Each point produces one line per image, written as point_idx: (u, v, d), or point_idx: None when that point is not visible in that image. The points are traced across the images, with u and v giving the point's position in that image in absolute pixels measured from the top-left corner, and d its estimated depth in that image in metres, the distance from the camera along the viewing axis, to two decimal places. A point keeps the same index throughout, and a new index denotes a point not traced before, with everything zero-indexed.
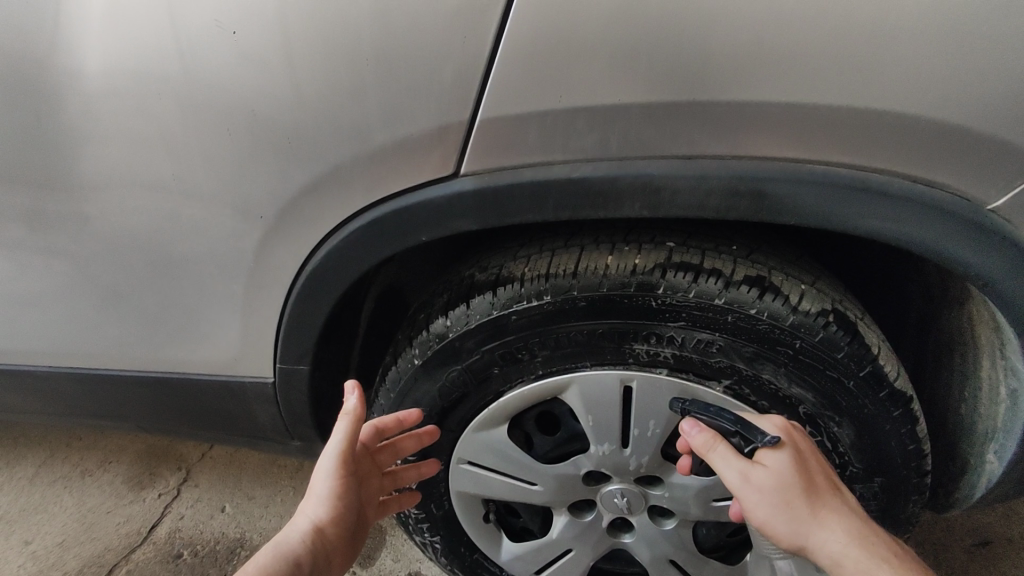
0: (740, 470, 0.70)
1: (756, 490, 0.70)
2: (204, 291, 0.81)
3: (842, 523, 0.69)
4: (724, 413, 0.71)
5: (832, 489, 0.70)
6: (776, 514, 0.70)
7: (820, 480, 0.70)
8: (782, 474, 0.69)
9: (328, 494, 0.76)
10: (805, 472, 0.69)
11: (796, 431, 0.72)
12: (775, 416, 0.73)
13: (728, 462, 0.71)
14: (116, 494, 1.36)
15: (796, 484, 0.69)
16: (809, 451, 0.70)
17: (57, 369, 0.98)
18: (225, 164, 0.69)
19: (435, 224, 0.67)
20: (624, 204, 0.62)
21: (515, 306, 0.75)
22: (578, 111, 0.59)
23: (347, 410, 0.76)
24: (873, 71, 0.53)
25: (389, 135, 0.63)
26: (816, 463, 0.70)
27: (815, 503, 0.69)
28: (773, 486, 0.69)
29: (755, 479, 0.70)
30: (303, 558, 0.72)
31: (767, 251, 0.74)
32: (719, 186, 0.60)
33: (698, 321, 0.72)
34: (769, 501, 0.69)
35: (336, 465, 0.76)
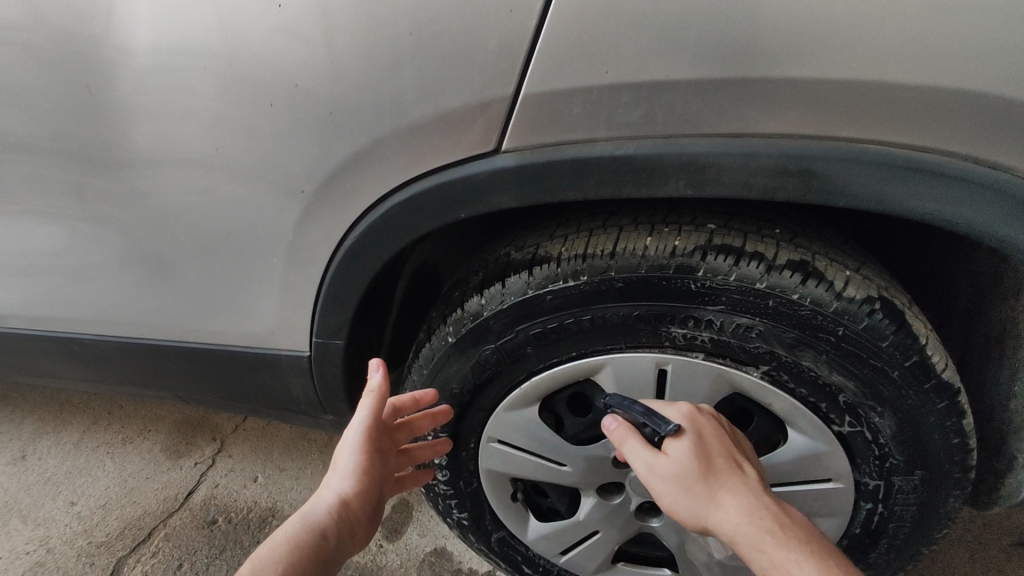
0: (645, 459, 0.70)
1: (659, 479, 0.69)
2: (244, 264, 0.82)
3: (739, 503, 0.67)
4: (635, 405, 0.73)
5: (735, 471, 0.69)
6: (677, 500, 0.69)
7: (721, 464, 0.69)
8: (682, 461, 0.69)
9: (354, 468, 0.79)
10: (706, 458, 0.69)
11: (703, 418, 0.72)
12: (683, 404, 0.73)
13: (635, 451, 0.71)
14: (155, 461, 1.41)
15: (696, 469, 0.69)
16: (712, 436, 0.70)
17: (103, 338, 1.01)
18: (266, 137, 0.70)
19: (473, 200, 0.66)
20: (666, 183, 0.61)
21: (551, 286, 0.75)
22: (625, 85, 0.57)
23: (370, 387, 0.78)
24: (940, 46, 0.51)
25: (430, 109, 0.63)
26: (719, 448, 0.70)
27: (713, 485, 0.68)
28: (672, 474, 0.69)
29: (659, 468, 0.69)
30: (328, 530, 0.73)
31: (812, 235, 0.72)
32: (769, 165, 0.58)
33: (738, 305, 0.71)
34: (671, 489, 0.69)
35: (361, 440, 0.79)
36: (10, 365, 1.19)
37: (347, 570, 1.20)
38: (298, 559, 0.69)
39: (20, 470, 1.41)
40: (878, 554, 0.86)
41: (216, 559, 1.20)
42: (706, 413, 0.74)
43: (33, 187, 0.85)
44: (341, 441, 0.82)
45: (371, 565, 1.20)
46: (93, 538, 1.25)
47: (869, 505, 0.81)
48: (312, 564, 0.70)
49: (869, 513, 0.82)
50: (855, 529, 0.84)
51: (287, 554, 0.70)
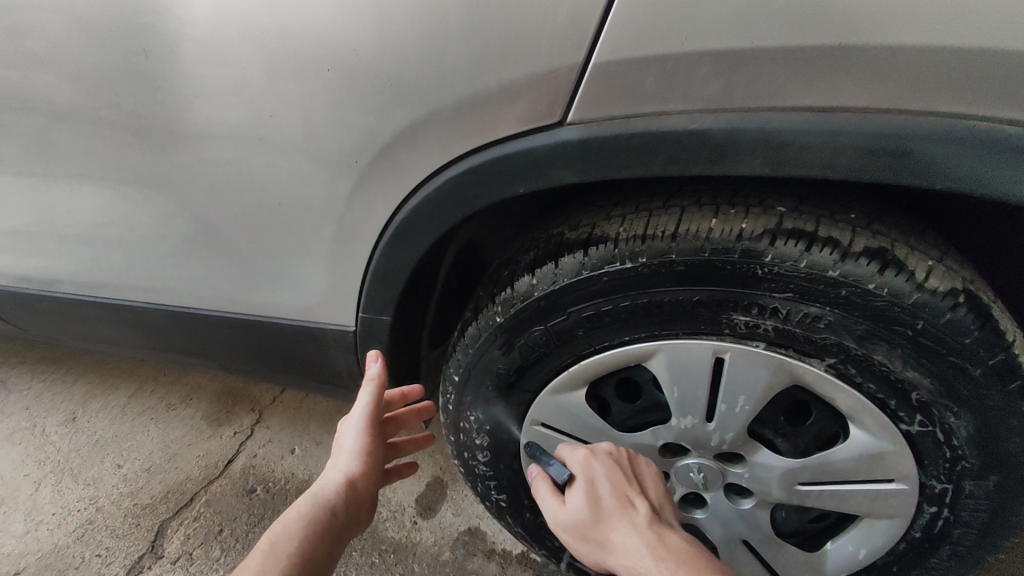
0: (552, 508, 0.83)
1: (565, 526, 0.82)
2: (293, 236, 0.81)
3: (625, 543, 0.75)
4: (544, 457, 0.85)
5: (624, 510, 0.77)
6: (582, 542, 0.81)
7: (610, 505, 0.78)
8: (577, 510, 0.80)
9: (360, 449, 0.79)
10: (596, 504, 0.79)
11: (597, 462, 0.81)
12: (581, 449, 0.83)
13: (545, 499, 0.84)
14: (197, 428, 1.44)
15: (587, 514, 0.79)
16: (602, 480, 0.79)
17: (152, 305, 1.02)
18: (321, 105, 0.68)
19: (533, 174, 0.64)
20: (742, 160, 0.57)
21: (607, 267, 0.72)
22: (705, 54, 0.53)
23: (370, 376, 0.81)
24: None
25: (492, 78, 0.60)
26: (607, 491, 0.78)
27: (604, 528, 0.78)
28: (571, 521, 0.81)
29: (563, 516, 0.82)
30: (338, 507, 0.72)
31: (891, 222, 0.68)
32: (854, 143, 0.53)
33: (807, 294, 0.67)
34: (577, 533, 0.81)
35: (366, 423, 0.81)
36: (63, 330, 1.22)
37: (381, 545, 1.20)
38: (310, 533, 0.68)
39: (70, 432, 1.46)
40: (938, 560, 0.82)
41: (255, 527, 1.22)
42: (608, 455, 0.82)
43: (90, 154, 0.85)
44: (342, 429, 0.83)
45: (405, 542, 1.20)
46: (138, 500, 1.29)
47: (933, 509, 0.77)
48: (324, 538, 0.69)
49: (932, 518, 0.78)
50: (915, 533, 0.80)
51: (300, 529, 0.68)
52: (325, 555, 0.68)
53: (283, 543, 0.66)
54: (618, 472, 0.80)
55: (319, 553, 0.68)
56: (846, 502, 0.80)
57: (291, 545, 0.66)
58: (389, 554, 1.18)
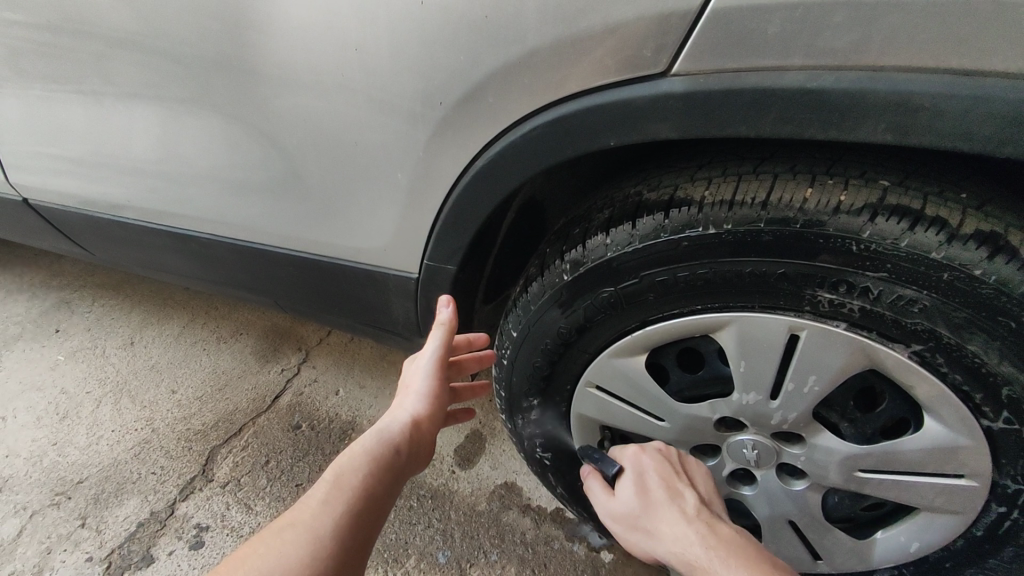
0: (604, 500, 0.86)
1: (615, 518, 0.84)
2: (366, 176, 0.80)
3: (672, 531, 0.75)
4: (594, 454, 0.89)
5: (672, 499, 0.78)
6: (629, 532, 0.82)
7: (659, 498, 0.79)
8: (625, 500, 0.82)
9: (427, 392, 0.80)
10: (643, 494, 0.81)
11: (647, 454, 0.84)
12: (630, 446, 0.86)
13: (595, 493, 0.88)
14: (246, 363, 1.48)
15: (637, 503, 0.81)
16: (653, 471, 0.82)
17: (217, 238, 1.04)
18: (410, 40, 0.66)
19: (628, 128, 0.61)
20: (864, 125, 0.53)
21: (689, 231, 0.70)
22: (840, 2, 0.49)
23: (440, 321, 0.82)
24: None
25: (598, 19, 0.56)
26: (657, 481, 0.81)
27: (650, 517, 0.79)
28: (621, 511, 0.83)
29: (612, 507, 0.84)
30: (402, 445, 0.73)
31: (1006, 205, 0.63)
32: (1000, 113, 0.49)
33: (904, 275, 0.63)
34: (625, 527, 0.83)
35: (434, 366, 0.82)
36: (126, 256, 1.25)
37: (420, 490, 1.23)
38: (376, 469, 0.69)
39: (127, 355, 1.52)
40: (999, 561, 0.80)
41: (300, 461, 1.26)
42: (657, 450, 0.85)
43: (167, 80, 0.85)
44: (410, 370, 0.85)
45: (443, 489, 1.23)
46: (191, 426, 1.34)
47: (1002, 508, 0.75)
48: (389, 474, 0.70)
49: (999, 517, 0.76)
50: (976, 532, 0.78)
51: (366, 463, 0.69)
52: (388, 490, 0.69)
53: (349, 475, 0.67)
54: (668, 465, 0.83)
55: (382, 488, 0.68)
56: (908, 493, 0.77)
57: (357, 477, 0.67)
58: (428, 499, 1.21)
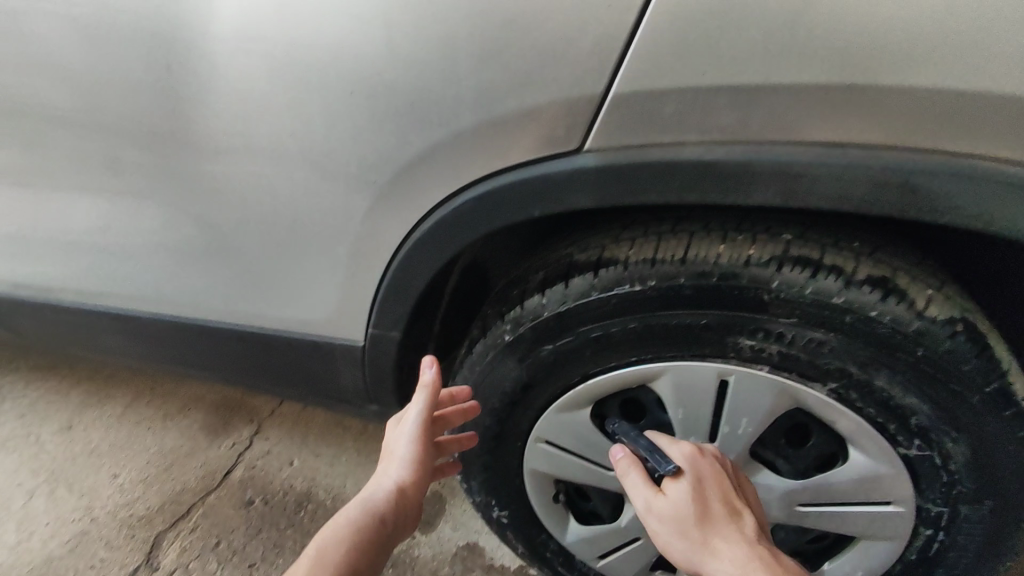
0: (646, 497, 0.75)
1: (658, 518, 0.74)
2: (307, 249, 0.82)
3: (733, 552, 0.70)
4: (641, 439, 0.79)
5: (732, 519, 0.72)
6: (672, 537, 0.74)
7: (717, 512, 0.73)
8: (679, 502, 0.73)
9: (410, 458, 0.82)
10: (704, 504, 0.73)
11: (706, 459, 0.76)
12: (686, 444, 0.76)
13: (634, 488, 0.76)
14: (194, 439, 1.42)
15: (693, 511, 0.73)
16: (711, 479, 0.74)
17: (158, 316, 1.03)
18: (343, 124, 0.70)
19: (550, 199, 0.65)
20: (757, 190, 0.58)
21: (617, 289, 0.74)
22: (721, 87, 0.55)
23: (424, 383, 0.81)
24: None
25: (515, 104, 0.61)
26: (717, 493, 0.73)
27: (709, 532, 0.72)
28: (670, 513, 0.73)
29: (657, 507, 0.74)
30: (385, 515, 0.76)
31: (894, 250, 0.70)
32: (867, 177, 0.55)
33: (812, 319, 0.69)
34: (668, 532, 0.74)
35: (418, 432, 0.83)
36: (62, 338, 1.21)
37: None
38: (359, 541, 0.73)
39: (65, 440, 1.45)
40: None
41: (252, 539, 1.22)
42: (710, 453, 0.77)
43: (105, 165, 0.86)
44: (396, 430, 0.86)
45: (404, 556, 1.20)
46: (135, 511, 1.28)
47: (929, 531, 0.79)
48: (372, 545, 0.74)
49: (927, 540, 0.80)
50: (910, 555, 0.82)
51: (349, 538, 0.73)
52: (371, 561, 0.74)
53: (332, 549, 0.72)
54: (724, 476, 0.75)
55: (365, 560, 0.73)
56: (844, 523, 0.81)
57: (338, 552, 0.71)
58: (388, 568, 1.18)
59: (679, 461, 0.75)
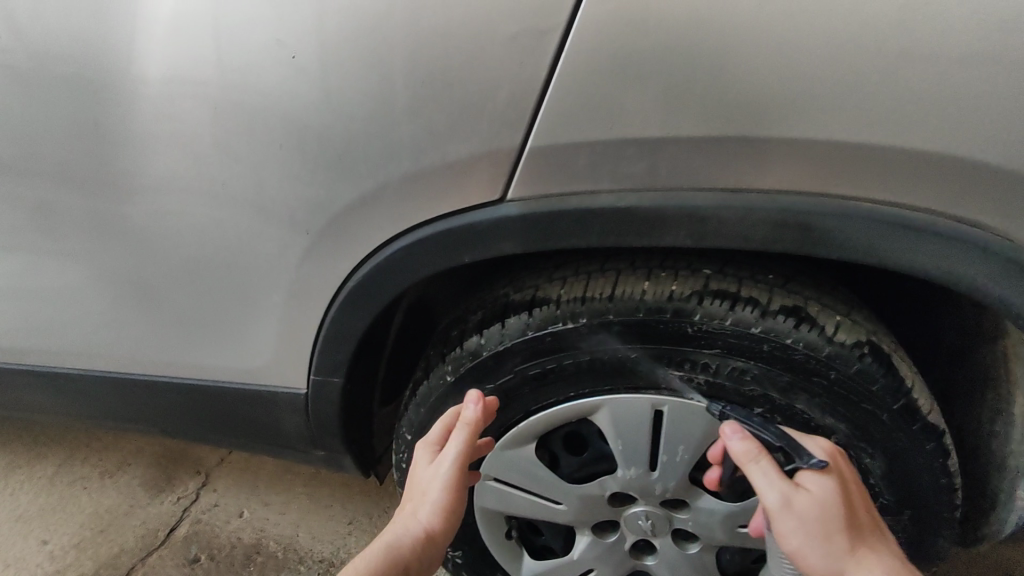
0: (783, 492, 0.70)
1: (793, 514, 0.70)
2: (243, 298, 0.82)
3: (883, 565, 0.69)
4: (769, 426, 0.73)
5: (876, 531, 0.71)
6: (814, 538, 0.70)
7: (864, 517, 0.71)
8: (824, 500, 0.69)
9: (441, 504, 0.80)
10: (848, 508, 0.70)
11: (845, 461, 0.72)
12: (823, 439, 0.73)
13: (767, 480, 0.71)
14: (134, 496, 1.36)
15: (841, 515, 0.69)
16: (852, 483, 0.71)
17: (88, 372, 0.99)
18: (273, 177, 0.71)
19: (479, 245, 0.68)
20: (669, 233, 0.62)
21: (551, 326, 0.76)
22: (629, 139, 0.59)
23: (465, 422, 0.77)
24: (941, 107, 0.53)
25: (439, 157, 0.64)
26: (860, 500, 0.71)
27: (856, 539, 0.69)
28: (816, 512, 0.69)
29: (796, 502, 0.70)
30: (411, 559, 0.78)
31: (805, 280, 0.75)
32: (765, 219, 0.60)
33: (734, 349, 0.73)
34: (803, 529, 0.70)
35: (450, 478, 0.80)
36: None
37: None
38: None
39: None
40: None
41: None
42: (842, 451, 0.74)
43: (28, 221, 0.84)
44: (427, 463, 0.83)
45: None
46: None
47: None
48: None
49: None
50: None
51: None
52: None
53: None
54: (859, 481, 0.73)
55: None
56: None
57: None
58: None
59: (821, 455, 0.71)
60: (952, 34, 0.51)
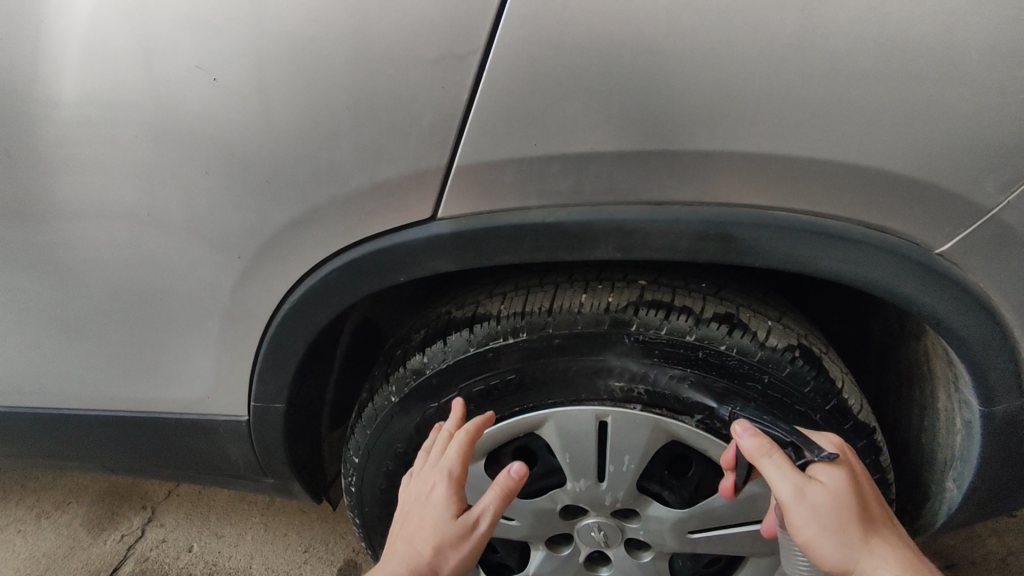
0: (797, 483, 0.67)
1: (808, 506, 0.67)
2: (176, 326, 0.80)
3: (897, 554, 0.68)
4: (778, 424, 0.75)
5: (887, 520, 0.70)
6: (830, 530, 0.67)
7: (874, 509, 0.70)
8: (838, 490, 0.68)
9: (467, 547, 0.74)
10: (860, 497, 0.69)
11: (852, 454, 0.72)
12: (831, 434, 0.73)
13: (782, 474, 0.68)
14: (74, 537, 1.30)
15: (854, 505, 0.68)
16: (861, 474, 0.71)
17: (15, 409, 0.95)
18: (200, 202, 0.69)
19: (413, 264, 0.67)
20: (598, 246, 0.63)
21: (492, 342, 0.76)
22: (553, 157, 0.60)
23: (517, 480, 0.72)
24: (842, 120, 0.55)
25: (368, 178, 0.64)
26: (870, 491, 0.71)
27: (868, 528, 0.68)
28: (828, 502, 0.67)
29: (809, 494, 0.67)
30: None
31: (736, 287, 0.77)
32: (689, 230, 0.62)
33: (671, 357, 0.74)
34: (819, 520, 0.67)
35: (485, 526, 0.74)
36: None
37: None
38: None
39: None
40: None
41: None
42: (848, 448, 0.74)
43: None
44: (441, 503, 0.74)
45: None
46: None
47: None
48: None
49: None
50: None
51: None
52: None
53: None
54: (866, 474, 0.72)
55: None
56: (730, 544, 0.86)
57: None
58: None
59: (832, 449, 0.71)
60: (847, 52, 0.53)
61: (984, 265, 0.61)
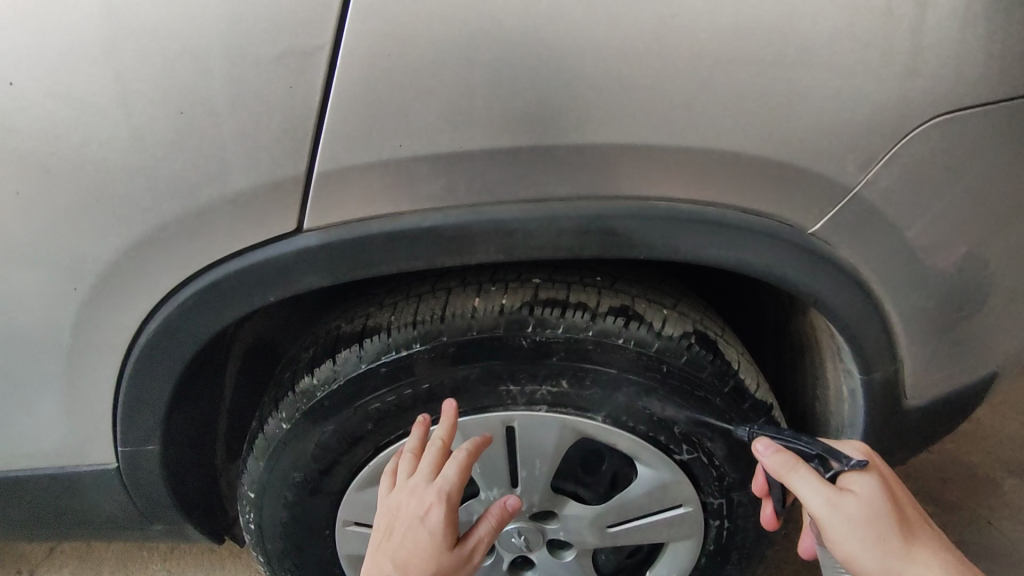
0: (828, 496, 0.62)
1: (844, 520, 0.61)
2: (12, 370, 0.70)
3: (942, 561, 0.61)
4: (803, 438, 0.68)
5: (926, 527, 0.64)
6: (871, 542, 0.61)
7: (909, 513, 0.64)
8: (872, 499, 0.62)
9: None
10: (893, 502, 0.63)
11: (879, 460, 0.67)
12: (858, 443, 0.69)
13: (811, 488, 0.63)
14: None
15: (890, 512, 0.62)
16: (892, 480, 0.65)
17: None
18: (19, 231, 0.60)
19: (282, 281, 0.61)
20: (480, 249, 0.60)
21: (384, 357, 0.72)
22: (420, 157, 0.56)
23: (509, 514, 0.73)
24: (705, 107, 0.55)
25: (216, 191, 0.57)
26: (903, 496, 0.65)
27: (908, 536, 0.62)
28: (863, 513, 0.61)
29: (843, 506, 0.61)
30: None
31: (631, 279, 0.76)
32: (570, 226, 0.59)
33: (571, 355, 0.73)
34: (858, 533, 0.61)
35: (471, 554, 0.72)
36: None
37: None
38: None
39: None
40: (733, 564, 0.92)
41: None
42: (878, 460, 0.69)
43: None
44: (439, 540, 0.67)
45: None
46: None
47: (717, 522, 0.86)
48: None
49: (718, 530, 0.87)
50: (710, 546, 0.89)
51: None
52: None
53: None
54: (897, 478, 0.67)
55: None
56: (648, 534, 0.86)
57: None
58: None
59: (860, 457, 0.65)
60: (701, 39, 0.53)
61: (851, 241, 0.62)
